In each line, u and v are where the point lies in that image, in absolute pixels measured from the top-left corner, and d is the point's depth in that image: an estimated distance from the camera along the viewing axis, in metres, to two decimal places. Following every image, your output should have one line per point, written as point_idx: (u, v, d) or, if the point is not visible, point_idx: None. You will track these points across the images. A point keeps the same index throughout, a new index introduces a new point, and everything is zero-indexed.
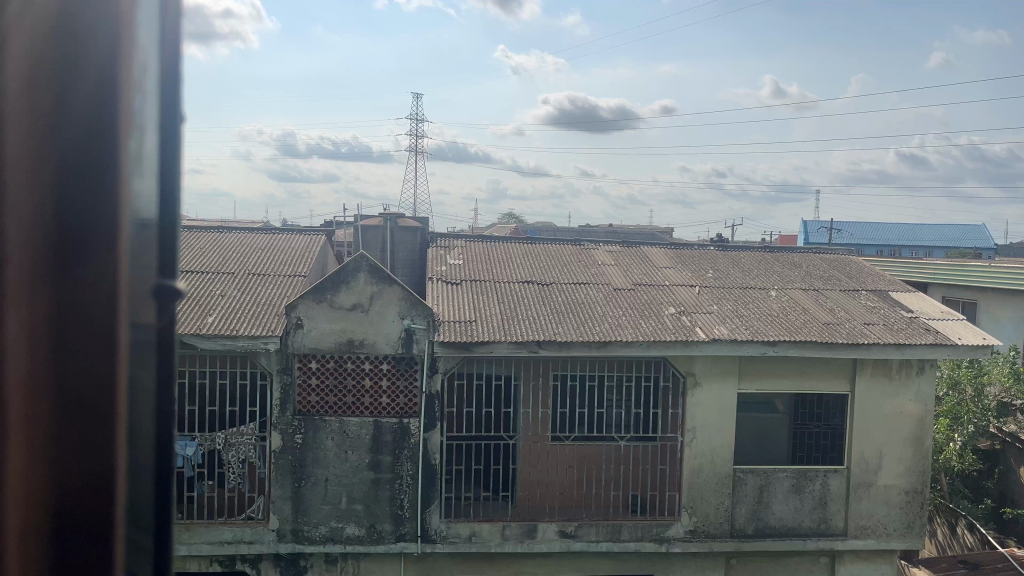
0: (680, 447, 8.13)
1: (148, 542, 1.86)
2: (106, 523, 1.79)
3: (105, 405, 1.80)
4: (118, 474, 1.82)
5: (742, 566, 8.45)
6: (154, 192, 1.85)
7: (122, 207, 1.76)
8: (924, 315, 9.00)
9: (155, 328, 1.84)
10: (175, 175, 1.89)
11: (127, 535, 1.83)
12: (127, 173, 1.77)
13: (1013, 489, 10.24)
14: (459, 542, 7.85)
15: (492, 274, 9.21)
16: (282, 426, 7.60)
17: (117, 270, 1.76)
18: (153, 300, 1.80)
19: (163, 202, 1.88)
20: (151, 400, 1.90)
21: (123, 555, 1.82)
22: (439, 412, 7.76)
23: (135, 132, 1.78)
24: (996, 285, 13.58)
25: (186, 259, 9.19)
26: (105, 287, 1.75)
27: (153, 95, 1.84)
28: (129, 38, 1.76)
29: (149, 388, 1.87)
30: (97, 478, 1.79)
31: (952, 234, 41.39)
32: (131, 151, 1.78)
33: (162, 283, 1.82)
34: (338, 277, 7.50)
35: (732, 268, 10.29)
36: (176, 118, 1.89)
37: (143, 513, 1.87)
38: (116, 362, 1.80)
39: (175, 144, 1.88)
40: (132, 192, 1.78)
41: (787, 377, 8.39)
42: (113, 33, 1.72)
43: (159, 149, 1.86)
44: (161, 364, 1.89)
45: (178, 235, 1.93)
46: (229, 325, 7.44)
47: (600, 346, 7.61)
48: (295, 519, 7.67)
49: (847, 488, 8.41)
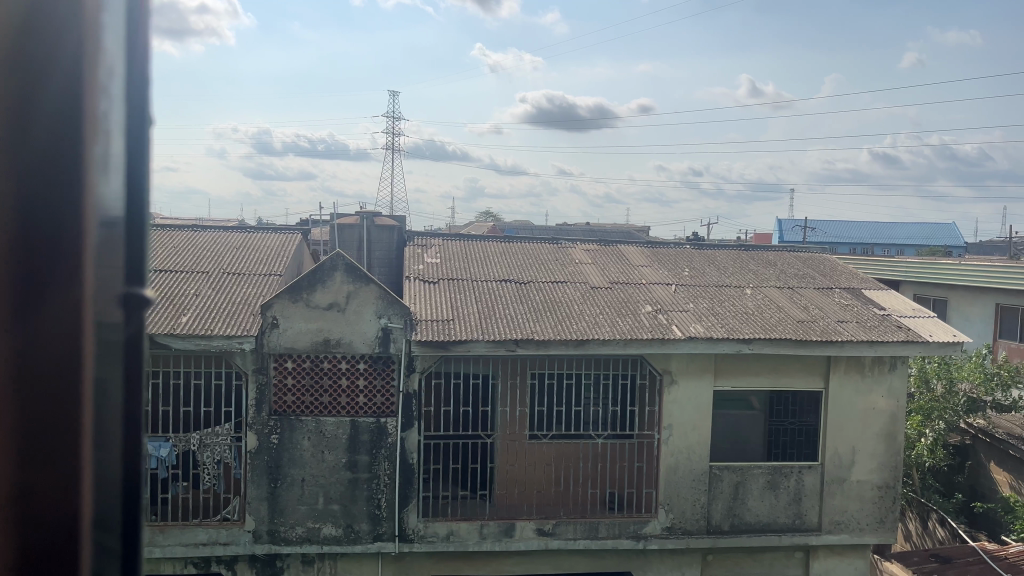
0: (657, 444, 8.17)
1: (114, 543, 1.90)
2: (71, 535, 1.78)
3: (69, 418, 1.77)
4: (86, 481, 1.82)
5: (719, 562, 8.55)
6: (120, 191, 1.83)
7: (86, 211, 1.75)
8: (897, 312, 9.12)
9: (124, 329, 1.84)
10: (138, 175, 1.89)
11: (94, 538, 1.84)
12: (92, 177, 1.76)
13: (984, 483, 10.51)
14: (437, 542, 7.84)
15: (468, 272, 9.20)
16: (257, 426, 7.53)
17: (83, 276, 1.75)
18: (120, 307, 1.82)
19: (129, 202, 1.88)
20: (118, 402, 1.90)
21: (91, 558, 1.83)
22: (417, 411, 7.75)
23: (102, 136, 1.77)
24: (967, 282, 13.79)
25: (159, 259, 9.08)
26: (74, 296, 1.73)
27: (118, 96, 1.82)
28: (95, 40, 1.73)
29: (114, 390, 1.87)
30: (68, 483, 1.77)
31: (924, 233, 41.96)
32: (97, 155, 1.76)
33: (129, 292, 1.84)
34: (314, 276, 7.45)
35: (707, 267, 10.37)
36: (142, 119, 1.89)
37: (110, 515, 1.89)
38: (82, 368, 1.77)
39: (140, 146, 1.89)
40: (98, 196, 1.77)
41: (762, 375, 8.47)
42: (81, 36, 1.71)
43: (125, 150, 1.85)
44: (128, 365, 1.91)
45: (145, 234, 1.94)
46: (204, 324, 7.35)
47: (577, 344, 7.61)
48: (271, 520, 7.61)
49: (821, 484, 8.51)
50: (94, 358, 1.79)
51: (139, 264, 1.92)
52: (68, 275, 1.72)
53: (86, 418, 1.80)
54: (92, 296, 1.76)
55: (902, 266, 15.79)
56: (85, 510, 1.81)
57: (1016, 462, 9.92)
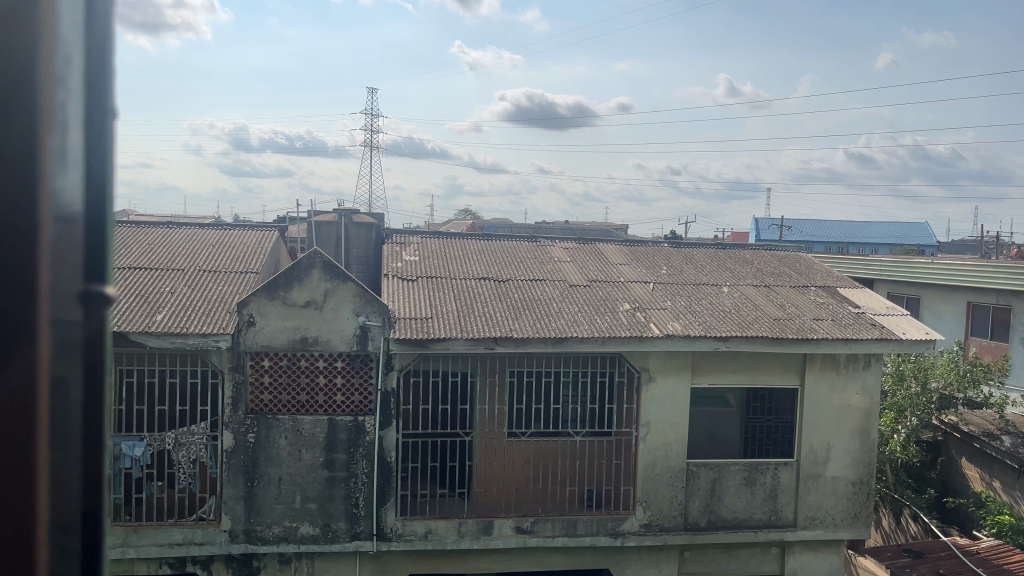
0: (635, 441, 8.21)
1: (74, 546, 1.79)
2: (30, 535, 1.65)
3: (25, 417, 1.62)
4: (44, 480, 1.69)
5: (696, 559, 8.61)
6: (77, 186, 1.72)
7: (42, 204, 1.63)
8: (871, 310, 9.23)
9: (82, 329, 1.75)
10: (99, 170, 1.78)
11: (54, 541, 1.72)
12: (49, 170, 1.64)
13: (956, 478, 10.71)
14: (415, 540, 7.81)
15: (447, 270, 9.18)
16: (233, 425, 7.47)
17: (37, 272, 1.62)
18: (80, 307, 1.72)
19: (90, 197, 1.77)
20: (80, 399, 1.80)
21: (51, 561, 1.71)
22: (394, 410, 7.72)
23: (58, 128, 1.65)
24: (939, 280, 14.00)
25: (133, 255, 8.97)
26: (27, 290, 1.61)
27: (76, 86, 1.70)
28: (50, 24, 1.61)
29: (75, 386, 1.77)
30: (26, 480, 1.65)
31: (898, 232, 42.51)
32: (53, 149, 1.64)
33: (89, 291, 1.73)
34: (291, 273, 7.40)
35: (685, 265, 10.43)
36: (101, 111, 1.77)
37: (70, 516, 1.79)
38: (40, 364, 1.64)
39: (99, 139, 1.77)
40: (54, 190, 1.65)
41: (739, 372, 8.52)
42: (34, 19, 1.58)
43: (84, 144, 1.74)
44: (89, 363, 1.81)
45: (105, 232, 1.82)
46: (179, 322, 7.27)
47: (556, 341, 7.62)
48: (247, 519, 7.56)
49: (796, 480, 8.59)
50: (50, 359, 1.66)
51: (102, 262, 1.80)
52: (22, 269, 1.60)
53: (42, 418, 1.65)
54: (48, 291, 1.64)
55: (876, 264, 15.98)
56: (42, 511, 1.68)
57: (986, 457, 10.13)
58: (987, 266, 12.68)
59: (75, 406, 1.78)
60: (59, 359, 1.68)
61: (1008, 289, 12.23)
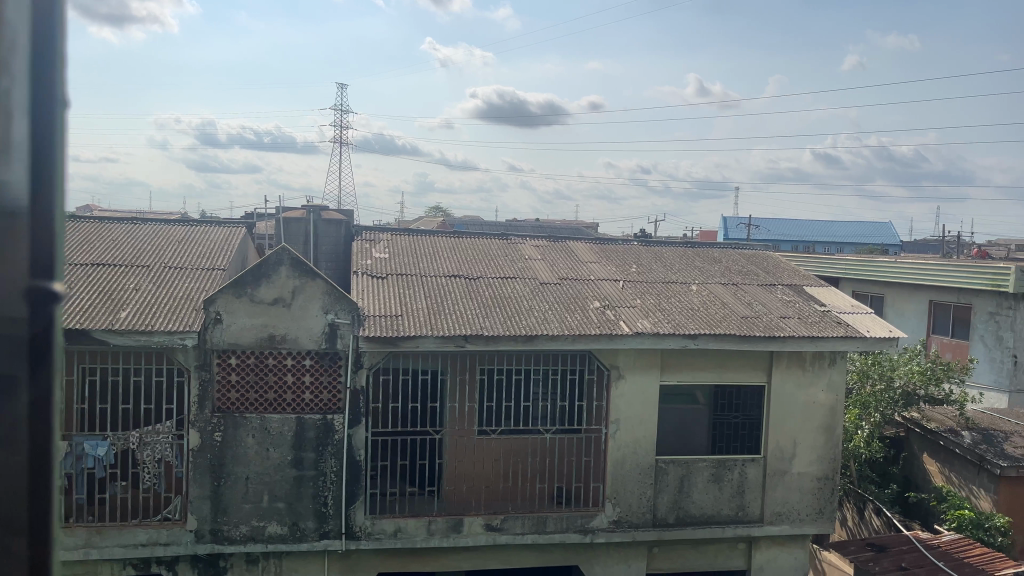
0: (604, 439, 8.25)
1: (22, 549, 1.65)
2: None
3: None
4: None
5: (664, 555, 8.69)
6: (24, 178, 1.59)
7: None
8: (836, 308, 9.38)
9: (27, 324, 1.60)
10: (48, 163, 1.66)
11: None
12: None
13: (917, 473, 10.90)
14: (384, 539, 7.79)
15: (417, 267, 9.15)
16: (200, 424, 7.39)
17: None
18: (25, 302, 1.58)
19: (37, 191, 1.64)
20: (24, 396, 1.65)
21: None
22: (364, 408, 7.67)
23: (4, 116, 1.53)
24: (902, 279, 14.24)
25: (95, 252, 8.80)
26: None
27: (23, 75, 1.59)
28: None
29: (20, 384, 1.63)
30: None
31: (862, 231, 43.19)
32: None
33: (35, 285, 1.60)
34: (259, 271, 7.31)
35: (655, 263, 10.50)
36: (49, 102, 1.66)
37: (15, 518, 1.64)
38: None
39: (46, 130, 1.65)
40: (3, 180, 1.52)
41: (707, 370, 8.59)
42: None
43: (31, 134, 1.62)
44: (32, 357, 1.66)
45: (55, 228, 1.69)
46: (144, 320, 7.14)
47: (527, 339, 7.63)
48: (214, 519, 7.48)
49: (763, 476, 8.69)
50: None
51: (50, 256, 1.66)
52: None
53: None
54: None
55: (841, 263, 16.23)
56: None
57: (947, 452, 10.31)
58: (949, 265, 12.94)
59: (20, 406, 1.64)
60: (4, 356, 1.55)
61: (969, 288, 12.48)
